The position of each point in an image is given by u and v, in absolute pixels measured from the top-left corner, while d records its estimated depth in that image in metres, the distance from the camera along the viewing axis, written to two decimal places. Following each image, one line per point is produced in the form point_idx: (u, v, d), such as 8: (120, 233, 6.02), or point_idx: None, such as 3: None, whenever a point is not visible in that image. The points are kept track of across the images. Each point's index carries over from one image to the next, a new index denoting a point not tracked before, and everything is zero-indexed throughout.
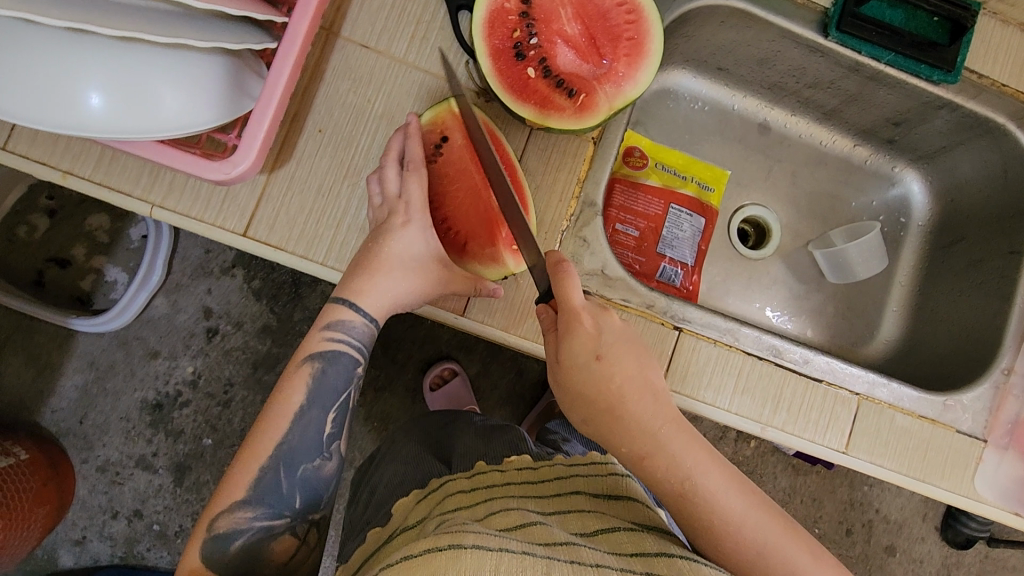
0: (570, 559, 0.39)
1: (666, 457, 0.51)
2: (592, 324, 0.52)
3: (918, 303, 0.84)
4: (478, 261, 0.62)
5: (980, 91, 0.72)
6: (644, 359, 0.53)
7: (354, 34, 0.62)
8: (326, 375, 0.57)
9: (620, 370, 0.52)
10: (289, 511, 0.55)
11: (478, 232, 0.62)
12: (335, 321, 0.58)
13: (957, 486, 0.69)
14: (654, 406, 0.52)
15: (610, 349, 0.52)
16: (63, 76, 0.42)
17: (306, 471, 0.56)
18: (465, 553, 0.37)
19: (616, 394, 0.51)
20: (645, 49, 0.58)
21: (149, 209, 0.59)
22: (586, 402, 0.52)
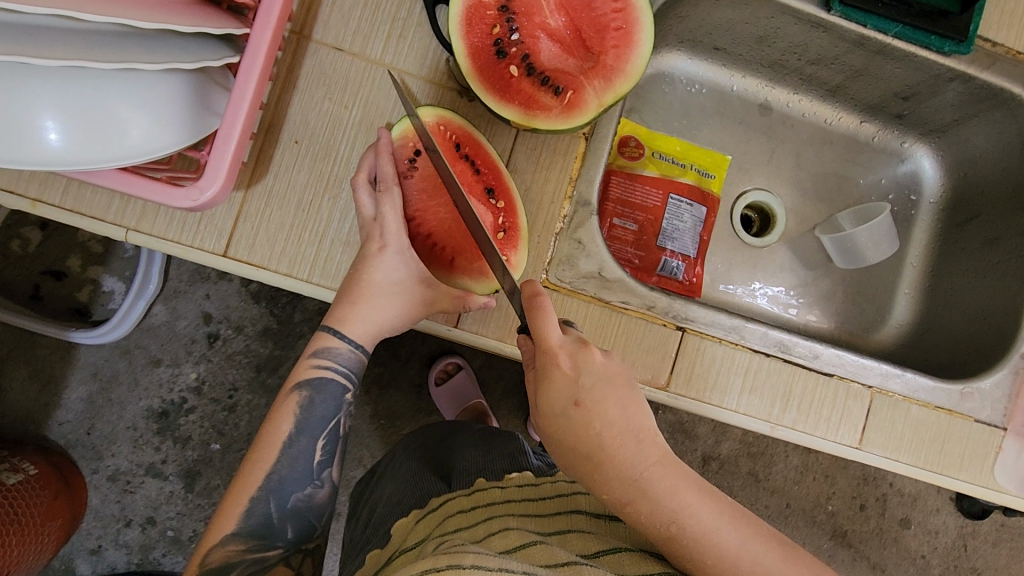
0: None
1: (651, 503, 0.47)
2: (569, 366, 0.48)
3: (932, 281, 0.81)
4: (468, 276, 0.59)
5: (994, 61, 0.68)
6: (627, 400, 0.50)
7: (327, 36, 0.59)
8: (314, 404, 0.55)
9: (600, 414, 0.48)
10: (283, 541, 0.54)
11: (464, 246, 0.60)
12: (320, 349, 0.56)
13: (976, 477, 0.66)
14: (637, 450, 0.49)
15: (589, 393, 0.48)
16: (12, 111, 0.39)
17: (299, 500, 0.55)
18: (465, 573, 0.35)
19: (596, 438, 0.48)
20: (634, 39, 0.54)
21: (124, 234, 0.57)
22: (568, 447, 0.49)
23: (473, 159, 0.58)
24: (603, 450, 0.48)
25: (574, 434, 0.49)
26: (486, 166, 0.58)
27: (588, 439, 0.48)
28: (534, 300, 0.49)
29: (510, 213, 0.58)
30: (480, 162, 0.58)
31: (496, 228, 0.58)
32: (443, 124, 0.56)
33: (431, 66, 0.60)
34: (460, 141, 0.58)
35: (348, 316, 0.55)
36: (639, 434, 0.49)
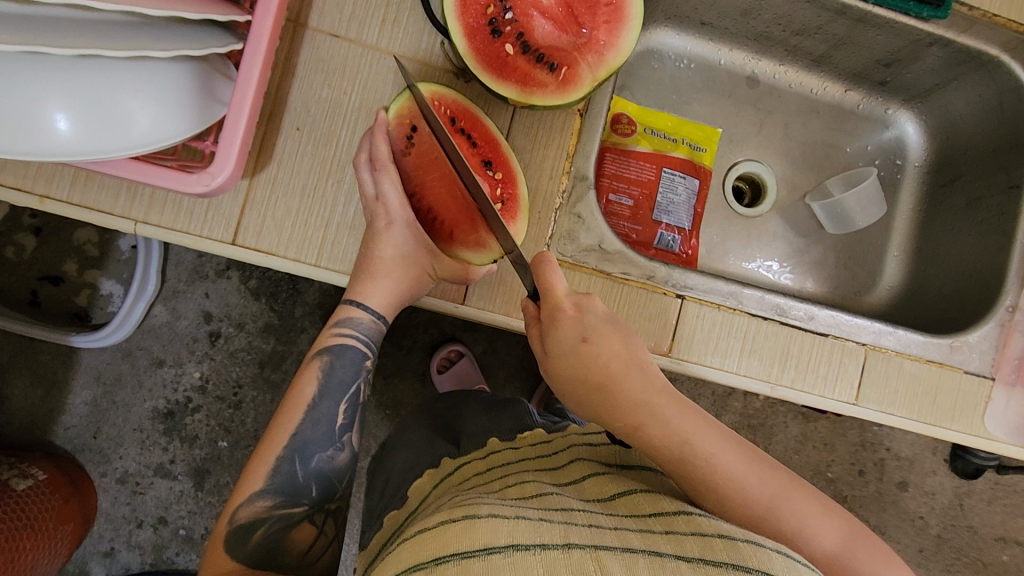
0: (586, 523, 0.38)
1: (659, 424, 0.51)
2: (572, 307, 0.53)
3: (919, 246, 0.84)
4: (466, 247, 0.60)
5: (971, 24, 0.70)
6: (630, 339, 0.54)
7: (322, 23, 0.60)
8: (335, 368, 0.58)
9: (609, 349, 0.53)
10: (308, 499, 0.55)
11: (461, 219, 0.60)
12: (343, 320, 0.59)
13: (968, 427, 0.69)
14: (644, 381, 0.53)
15: (596, 331, 0.53)
16: (26, 104, 0.40)
17: (322, 459, 0.56)
18: (479, 521, 0.37)
19: (605, 370, 0.52)
20: (624, 14, 0.56)
21: (133, 227, 0.58)
22: (579, 385, 0.53)
23: (469, 132, 0.60)
24: (611, 381, 0.52)
25: (584, 370, 0.53)
26: (483, 139, 0.60)
27: (595, 376, 0.53)
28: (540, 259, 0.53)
29: (508, 184, 0.60)
30: (476, 134, 0.60)
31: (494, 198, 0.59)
32: (438, 98, 0.58)
33: (426, 50, 0.61)
34: (455, 115, 0.59)
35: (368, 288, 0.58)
36: (643, 365, 0.53)
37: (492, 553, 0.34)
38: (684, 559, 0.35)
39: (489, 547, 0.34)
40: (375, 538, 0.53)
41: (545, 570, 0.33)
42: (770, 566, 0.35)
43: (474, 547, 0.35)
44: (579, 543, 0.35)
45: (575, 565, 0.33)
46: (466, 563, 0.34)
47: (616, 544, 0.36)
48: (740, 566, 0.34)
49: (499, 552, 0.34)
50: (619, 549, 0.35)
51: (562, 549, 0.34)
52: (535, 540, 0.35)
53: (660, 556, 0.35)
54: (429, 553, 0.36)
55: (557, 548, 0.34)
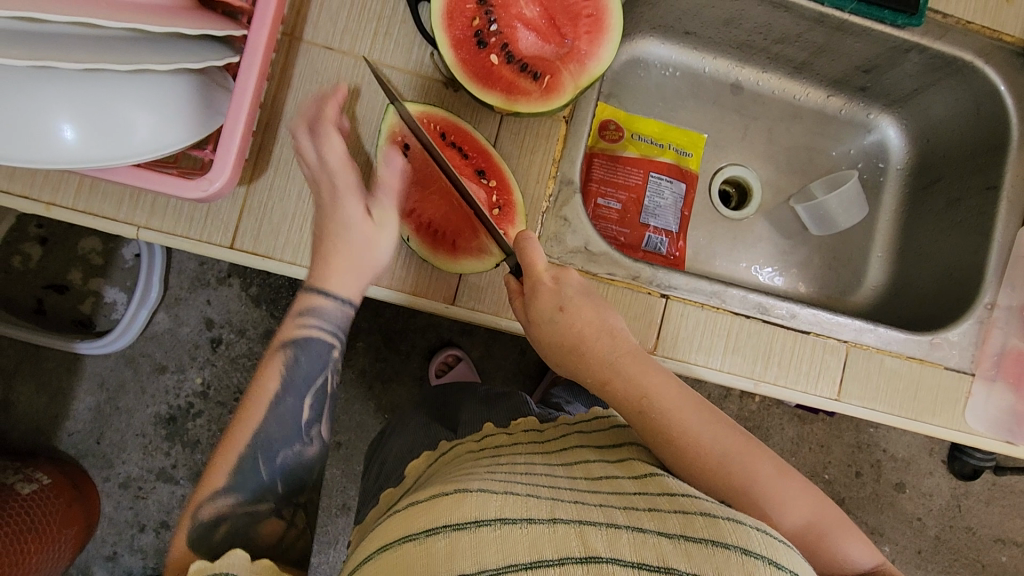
0: (575, 500, 0.40)
1: (624, 380, 0.55)
2: (552, 280, 0.58)
3: (903, 247, 0.85)
4: (467, 254, 0.62)
5: (946, 31, 0.72)
6: (605, 307, 0.58)
7: (317, 36, 0.62)
8: (298, 363, 0.59)
9: (581, 317, 0.57)
10: (274, 496, 0.55)
11: (462, 228, 0.64)
12: (308, 312, 0.59)
13: (949, 421, 0.71)
14: (612, 343, 0.57)
15: (572, 301, 0.57)
16: (34, 115, 0.42)
17: (286, 458, 0.56)
18: (470, 495, 0.39)
19: (578, 334, 0.57)
20: (605, 24, 0.58)
21: (135, 232, 0.60)
22: (556, 347, 0.58)
23: (461, 145, 0.63)
24: (583, 344, 0.57)
25: (561, 335, 0.57)
26: (474, 151, 0.63)
27: (570, 339, 0.57)
28: (522, 237, 0.58)
29: (503, 190, 0.63)
30: (465, 145, 0.63)
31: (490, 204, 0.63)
32: (427, 117, 0.61)
33: (416, 61, 0.64)
34: (444, 129, 0.62)
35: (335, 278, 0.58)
36: (612, 330, 0.57)
37: (481, 525, 0.36)
38: (666, 535, 0.37)
39: (479, 518, 0.37)
40: (372, 514, 0.54)
41: (530, 543, 0.35)
42: (748, 543, 0.36)
43: (464, 520, 0.37)
44: (565, 518, 0.37)
45: (560, 539, 0.36)
46: (456, 535, 0.36)
47: (601, 519, 0.38)
48: (720, 543, 0.36)
49: (488, 525, 0.36)
50: (604, 525, 0.37)
51: (548, 524, 0.37)
52: (523, 514, 0.37)
53: (643, 532, 0.37)
54: (418, 526, 0.38)
55: (544, 521, 0.37)
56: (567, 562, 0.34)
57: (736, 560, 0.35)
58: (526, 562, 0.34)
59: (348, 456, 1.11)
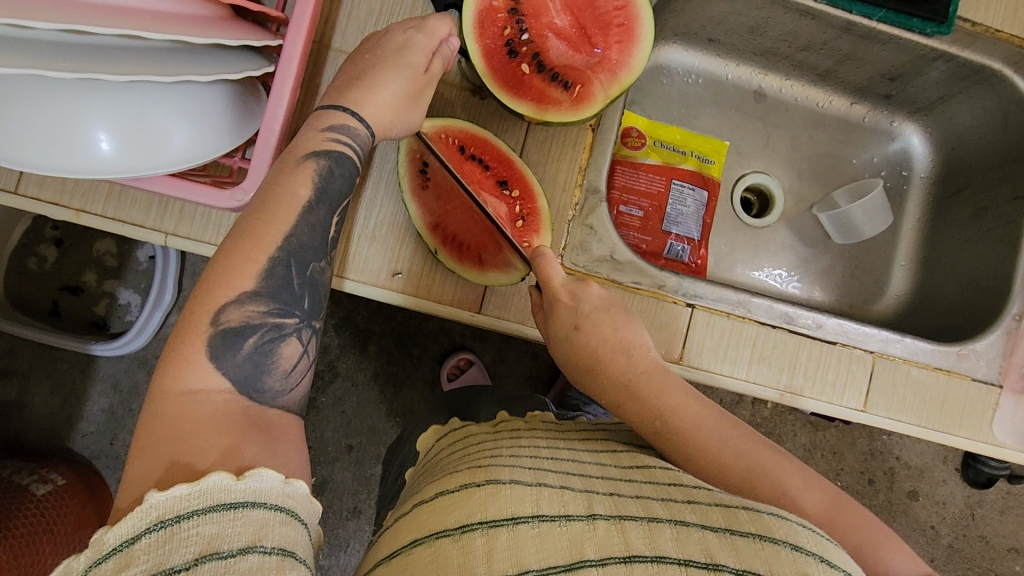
0: (609, 491, 0.40)
1: (637, 402, 0.55)
2: (568, 296, 0.59)
3: (926, 256, 0.85)
4: (493, 267, 0.63)
5: (975, 40, 0.72)
6: (623, 325, 0.59)
7: (345, 44, 0.62)
8: (334, 174, 0.51)
9: (597, 334, 0.58)
10: (300, 310, 0.48)
11: (485, 241, 0.64)
12: (337, 124, 0.53)
13: (976, 434, 0.70)
14: (628, 361, 0.57)
15: (587, 319, 0.58)
16: (69, 125, 0.42)
17: (316, 270, 0.50)
18: (504, 488, 0.38)
19: (592, 352, 0.58)
20: (636, 34, 0.58)
21: (163, 239, 0.60)
22: (574, 364, 0.60)
23: (481, 156, 0.63)
24: (598, 362, 0.58)
25: (575, 354, 0.59)
26: (496, 161, 0.63)
27: (585, 358, 0.58)
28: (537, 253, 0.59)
29: (527, 199, 0.63)
30: (486, 156, 0.63)
31: (512, 215, 0.64)
32: (448, 130, 0.62)
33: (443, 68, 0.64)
34: (463, 142, 0.63)
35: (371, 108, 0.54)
36: (629, 348, 0.58)
37: (520, 523, 0.36)
38: (710, 528, 0.36)
39: (515, 516, 0.36)
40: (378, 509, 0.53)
41: (571, 540, 0.35)
42: (797, 539, 0.36)
43: (501, 516, 0.36)
44: (604, 513, 0.37)
45: (601, 536, 0.35)
46: (494, 532, 0.36)
47: (641, 514, 0.37)
48: (768, 538, 0.35)
49: (527, 522, 0.36)
50: (644, 519, 0.37)
51: (588, 521, 0.36)
52: (560, 511, 0.37)
53: (686, 526, 0.36)
54: (456, 519, 0.37)
55: (583, 518, 0.36)
56: (608, 562, 0.34)
57: (786, 555, 0.34)
58: (567, 563, 0.34)
59: (359, 460, 1.11)
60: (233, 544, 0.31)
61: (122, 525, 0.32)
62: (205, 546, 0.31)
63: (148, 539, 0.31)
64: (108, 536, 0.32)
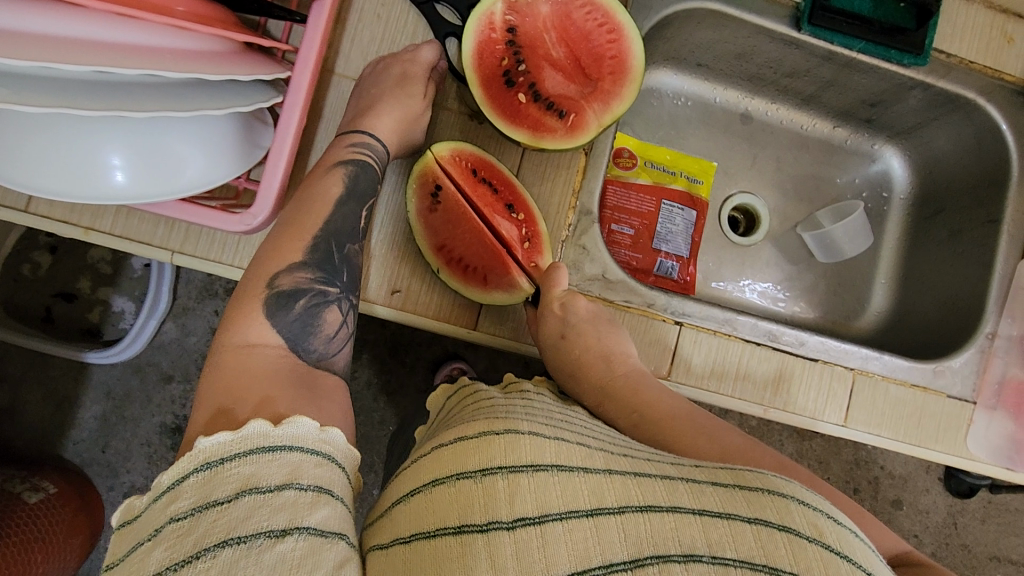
0: (621, 453, 0.44)
1: (617, 403, 0.58)
2: (559, 309, 0.62)
3: (905, 274, 0.88)
4: (499, 288, 0.64)
5: (950, 70, 0.75)
6: (607, 333, 0.62)
7: (348, 69, 0.65)
8: (359, 179, 0.59)
9: (582, 344, 0.61)
10: (340, 283, 0.55)
11: (493, 262, 0.65)
12: (359, 142, 0.61)
13: (952, 448, 0.73)
14: (605, 368, 0.60)
15: (574, 329, 0.61)
16: (87, 155, 0.44)
17: (351, 251, 0.57)
18: (524, 439, 0.40)
19: (577, 360, 0.61)
20: (628, 66, 0.60)
21: (169, 256, 0.62)
22: (561, 369, 0.63)
23: (489, 179, 0.65)
24: (580, 368, 0.61)
25: (562, 362, 0.62)
26: (502, 184, 0.66)
27: (570, 364, 0.61)
28: (553, 267, 0.63)
29: (530, 222, 0.66)
30: (497, 181, 0.65)
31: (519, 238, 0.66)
32: (457, 153, 0.64)
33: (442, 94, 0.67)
34: (475, 166, 0.65)
35: (382, 126, 0.62)
36: (607, 355, 0.60)
37: (540, 470, 0.38)
38: (721, 485, 0.41)
39: (537, 464, 0.39)
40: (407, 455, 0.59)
41: (591, 488, 0.38)
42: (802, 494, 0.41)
43: (521, 463, 0.39)
44: (621, 469, 0.41)
45: (619, 488, 0.39)
46: (515, 478, 0.38)
47: (654, 473, 0.41)
48: (777, 493, 0.40)
49: (547, 470, 0.38)
50: (659, 477, 0.41)
51: (606, 474, 0.40)
52: (581, 464, 0.40)
53: (697, 483, 0.40)
54: (477, 463, 0.39)
55: (601, 472, 0.40)
56: (627, 509, 0.37)
57: (795, 508, 0.39)
58: (590, 508, 0.37)
59: None
60: (271, 480, 0.36)
61: (177, 466, 0.37)
62: (245, 481, 0.35)
63: (196, 476, 0.36)
64: (165, 476, 0.37)
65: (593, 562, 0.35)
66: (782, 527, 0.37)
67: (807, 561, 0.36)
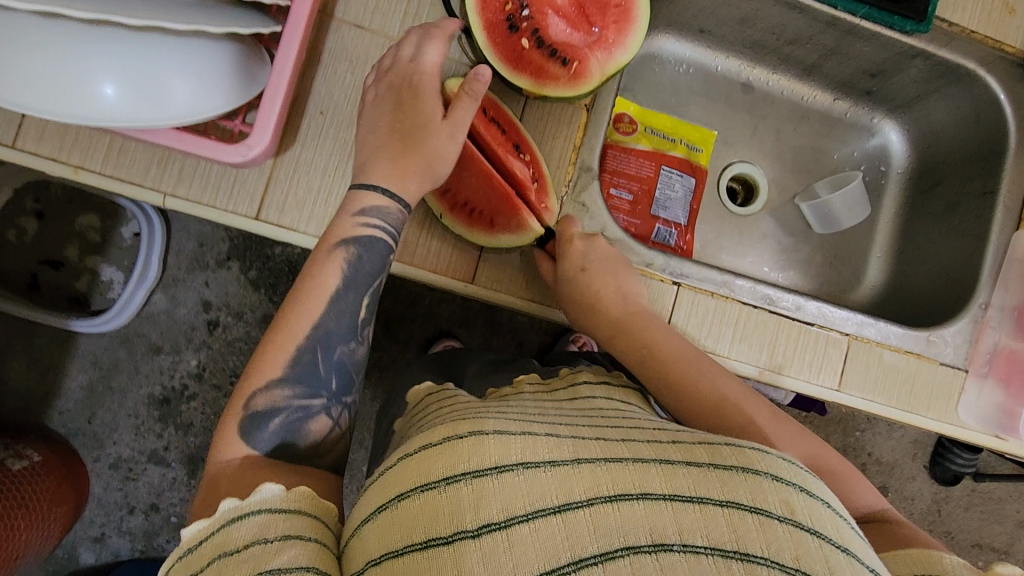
0: (595, 436, 0.41)
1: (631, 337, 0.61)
2: (580, 245, 0.63)
3: (900, 248, 0.88)
4: (506, 231, 0.64)
5: (952, 39, 0.75)
6: (624, 274, 0.63)
7: (347, 14, 0.64)
8: (362, 260, 0.56)
9: (600, 281, 0.62)
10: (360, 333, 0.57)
11: (500, 206, 0.65)
12: (369, 207, 0.57)
13: (943, 415, 0.74)
14: (622, 301, 0.62)
15: (594, 265, 0.62)
16: (74, 70, 0.42)
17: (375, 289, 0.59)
18: (488, 438, 0.38)
19: (595, 294, 0.62)
20: (632, 15, 0.61)
21: (161, 199, 0.60)
22: (574, 304, 0.63)
23: (497, 120, 0.65)
24: (596, 301, 0.62)
25: (576, 296, 0.62)
26: (508, 125, 0.65)
27: (588, 297, 0.62)
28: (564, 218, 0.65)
29: (536, 164, 0.65)
30: (504, 123, 0.65)
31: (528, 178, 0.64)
32: (467, 91, 0.64)
33: None
34: (484, 106, 0.64)
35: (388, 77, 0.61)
36: (624, 292, 0.62)
37: (505, 471, 0.36)
38: (695, 463, 0.38)
39: (500, 466, 0.37)
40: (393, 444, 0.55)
41: (558, 483, 0.36)
42: (779, 470, 0.38)
43: (485, 466, 0.37)
44: (591, 456, 0.38)
45: (587, 478, 0.36)
46: (480, 483, 0.36)
47: (627, 455, 0.38)
48: (751, 470, 0.37)
49: (512, 470, 0.36)
50: (631, 460, 0.38)
51: (574, 465, 0.37)
52: (546, 457, 0.37)
53: (671, 463, 0.38)
54: (439, 471, 0.37)
55: (569, 463, 0.37)
56: (595, 501, 0.35)
57: (768, 485, 0.36)
58: (556, 505, 0.35)
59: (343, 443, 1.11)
60: (280, 529, 0.39)
61: (199, 528, 0.40)
62: (254, 534, 0.38)
63: (215, 535, 0.39)
64: (189, 531, 0.40)
65: (561, 560, 0.33)
66: (754, 509, 0.35)
67: (779, 542, 0.34)
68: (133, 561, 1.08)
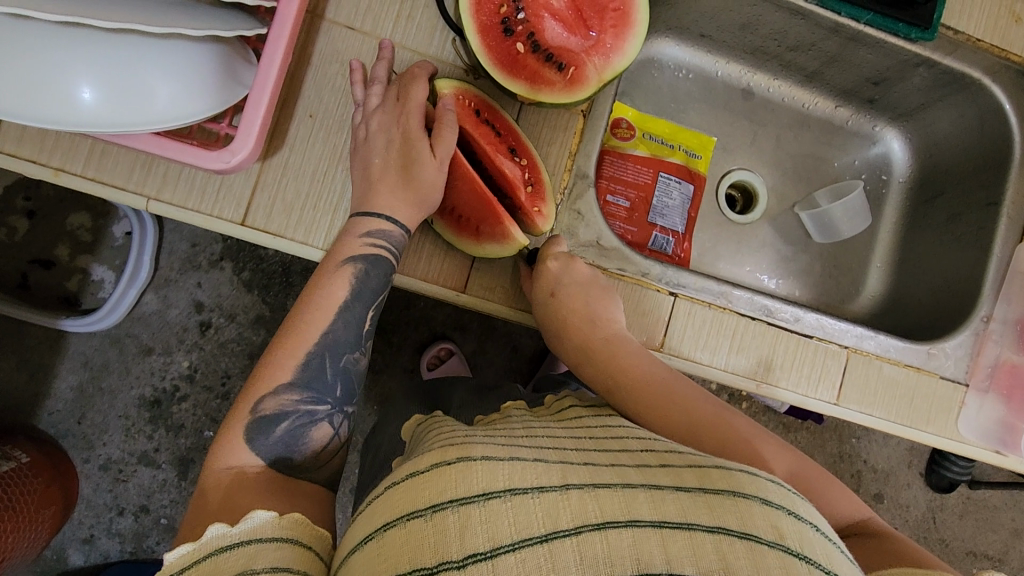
0: (582, 462, 0.40)
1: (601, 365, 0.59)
2: (555, 266, 0.61)
3: (901, 258, 0.87)
4: (489, 239, 0.61)
5: (956, 48, 0.74)
6: (599, 296, 0.61)
7: (339, 15, 0.62)
8: (368, 277, 0.57)
9: (570, 305, 0.60)
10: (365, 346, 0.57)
11: (484, 214, 0.62)
12: (374, 230, 0.57)
13: (943, 430, 0.72)
14: (591, 328, 0.60)
15: (565, 288, 0.60)
16: (50, 71, 0.40)
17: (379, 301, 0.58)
18: (475, 464, 0.37)
19: (564, 318, 0.60)
20: (631, 19, 0.59)
21: (145, 203, 0.59)
22: (550, 328, 0.62)
23: (492, 123, 0.63)
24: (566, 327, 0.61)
25: (550, 320, 0.61)
26: (505, 129, 0.63)
27: (557, 322, 0.61)
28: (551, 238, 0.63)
29: (533, 169, 0.63)
30: (500, 127, 0.63)
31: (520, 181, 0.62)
32: (461, 93, 0.61)
33: (438, 46, 0.64)
34: (480, 108, 0.62)
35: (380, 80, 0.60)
36: (594, 317, 0.60)
37: (492, 498, 0.35)
38: (684, 489, 0.37)
39: (488, 491, 0.35)
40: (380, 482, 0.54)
41: (546, 510, 0.34)
42: (766, 493, 0.38)
43: (471, 493, 0.35)
44: (578, 482, 0.37)
45: (574, 505, 0.35)
46: (466, 510, 0.34)
47: (615, 481, 0.37)
48: (741, 494, 0.37)
49: (498, 497, 0.35)
50: (619, 485, 0.37)
51: (561, 491, 0.36)
52: (534, 483, 0.36)
53: (660, 489, 0.37)
54: (426, 499, 0.36)
55: (556, 489, 0.36)
56: (583, 529, 0.33)
57: (760, 510, 0.36)
58: (543, 533, 0.33)
59: None
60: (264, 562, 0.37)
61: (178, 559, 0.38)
62: (242, 565, 0.37)
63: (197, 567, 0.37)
64: (172, 556, 0.38)
65: None
66: (743, 534, 0.34)
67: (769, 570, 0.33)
68: (122, 564, 1.06)
